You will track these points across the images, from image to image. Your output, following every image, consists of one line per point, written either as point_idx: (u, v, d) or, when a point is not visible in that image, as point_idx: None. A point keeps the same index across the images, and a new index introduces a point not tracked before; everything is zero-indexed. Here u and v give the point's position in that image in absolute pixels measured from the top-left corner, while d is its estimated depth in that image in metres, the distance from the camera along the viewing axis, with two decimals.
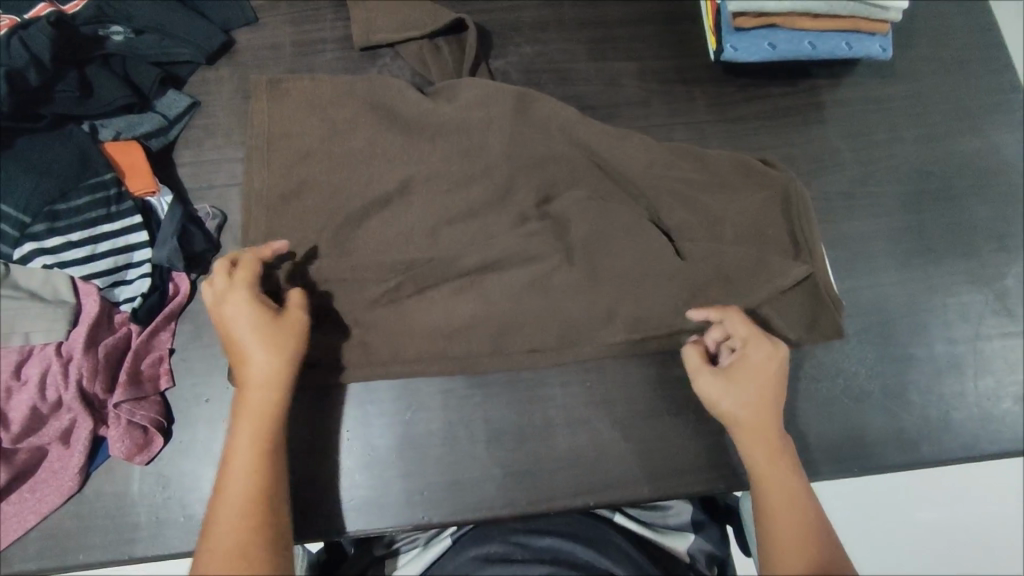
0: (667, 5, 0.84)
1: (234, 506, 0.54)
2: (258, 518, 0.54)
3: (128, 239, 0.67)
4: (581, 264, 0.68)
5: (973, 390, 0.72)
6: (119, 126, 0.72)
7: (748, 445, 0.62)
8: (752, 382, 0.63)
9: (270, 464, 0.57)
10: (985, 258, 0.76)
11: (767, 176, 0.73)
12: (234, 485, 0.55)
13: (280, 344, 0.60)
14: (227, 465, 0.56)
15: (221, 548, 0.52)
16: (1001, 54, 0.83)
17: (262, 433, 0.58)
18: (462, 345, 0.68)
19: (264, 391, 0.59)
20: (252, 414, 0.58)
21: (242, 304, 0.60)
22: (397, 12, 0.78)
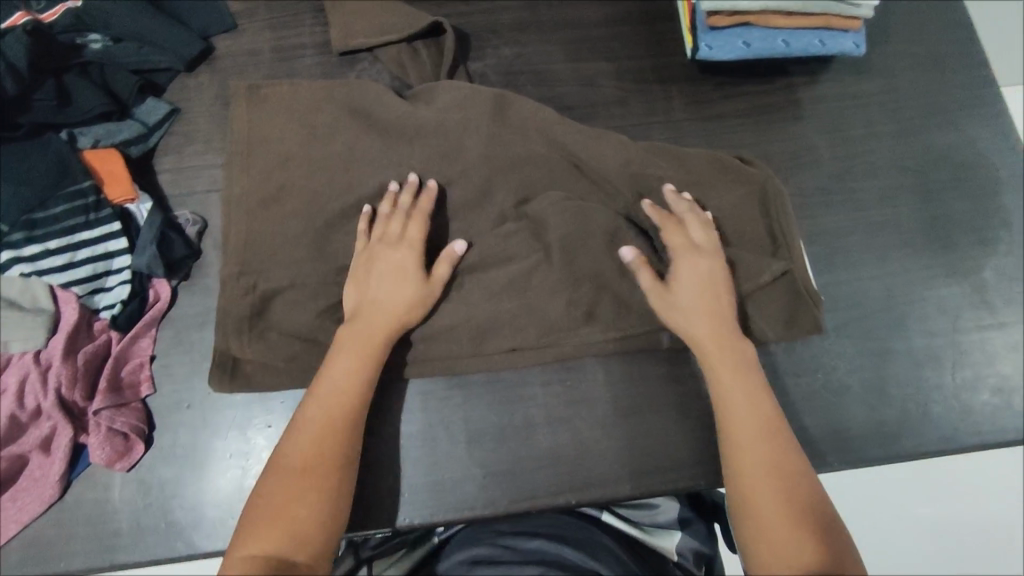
0: (644, 6, 0.85)
1: (318, 422, 0.59)
2: (333, 437, 0.58)
3: (107, 246, 0.67)
4: (560, 262, 0.68)
5: (952, 382, 0.72)
6: (98, 133, 0.72)
7: (715, 372, 0.64)
8: (694, 294, 0.66)
9: (362, 395, 0.61)
10: (963, 251, 0.76)
11: (744, 168, 0.74)
12: (325, 402, 0.59)
13: (409, 299, 0.64)
14: (331, 390, 0.60)
15: (296, 453, 0.57)
16: (976, 50, 0.84)
17: (367, 364, 0.62)
18: (443, 345, 0.68)
19: (383, 332, 0.63)
20: (365, 347, 0.62)
21: (396, 254, 0.65)
22: (375, 17, 0.79)
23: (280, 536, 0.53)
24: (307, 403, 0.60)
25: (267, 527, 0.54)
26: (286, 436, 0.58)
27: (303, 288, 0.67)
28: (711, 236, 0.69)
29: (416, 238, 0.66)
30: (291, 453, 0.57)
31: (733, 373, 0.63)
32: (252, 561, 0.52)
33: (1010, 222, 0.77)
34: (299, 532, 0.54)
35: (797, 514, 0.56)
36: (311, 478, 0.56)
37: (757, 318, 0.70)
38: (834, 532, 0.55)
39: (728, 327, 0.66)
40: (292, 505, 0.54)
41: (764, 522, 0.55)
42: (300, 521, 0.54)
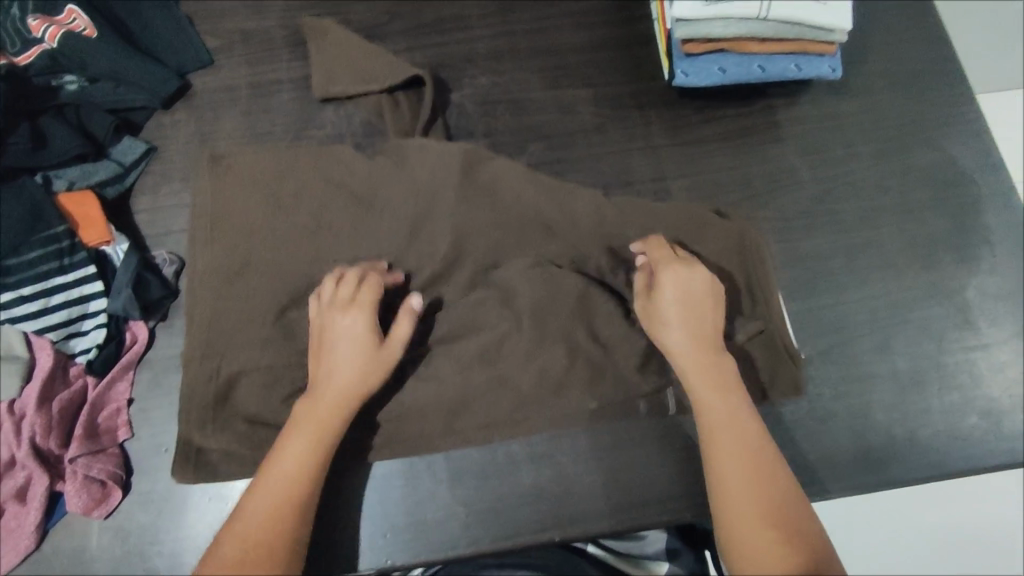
0: (620, 31, 0.85)
1: (271, 487, 0.58)
2: (282, 517, 0.57)
3: (82, 289, 0.67)
4: (529, 327, 0.70)
5: (938, 406, 0.71)
6: (73, 175, 0.72)
7: (702, 401, 0.63)
8: (677, 307, 0.67)
9: (314, 469, 0.60)
10: (946, 271, 0.76)
11: (725, 221, 0.76)
12: (274, 481, 0.59)
13: (363, 367, 0.64)
14: (283, 456, 0.60)
15: (243, 536, 0.56)
16: (953, 66, 0.83)
17: (318, 439, 0.61)
18: (423, 384, 0.69)
19: (337, 404, 0.63)
20: (317, 421, 0.62)
21: (347, 322, 0.66)
22: (357, 65, 0.79)
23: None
24: (256, 482, 0.59)
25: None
26: (233, 518, 0.57)
27: (282, 345, 0.69)
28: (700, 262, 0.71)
29: (366, 306, 0.66)
30: (238, 537, 0.56)
31: (722, 403, 0.63)
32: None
33: (992, 240, 0.77)
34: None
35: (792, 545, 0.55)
36: (257, 562, 0.54)
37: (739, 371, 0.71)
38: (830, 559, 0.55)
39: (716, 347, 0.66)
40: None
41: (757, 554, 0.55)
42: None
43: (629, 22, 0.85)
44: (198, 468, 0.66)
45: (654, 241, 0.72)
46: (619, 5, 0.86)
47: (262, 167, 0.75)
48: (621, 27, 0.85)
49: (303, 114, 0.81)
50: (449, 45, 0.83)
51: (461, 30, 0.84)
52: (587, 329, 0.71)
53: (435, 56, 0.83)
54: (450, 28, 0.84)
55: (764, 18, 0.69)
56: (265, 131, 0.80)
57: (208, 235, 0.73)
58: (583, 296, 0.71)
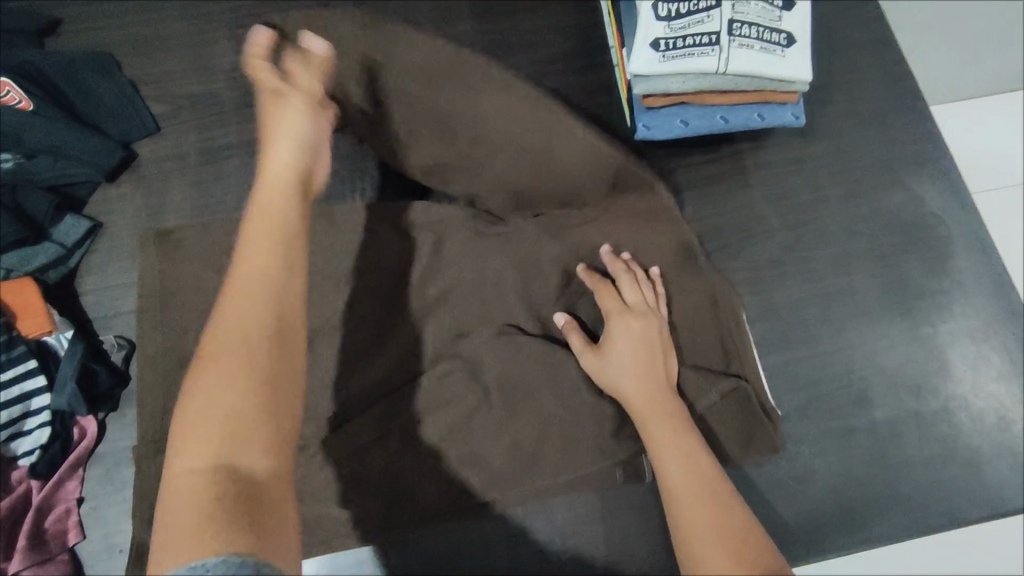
0: (582, 82, 0.84)
1: (246, 267, 0.50)
2: (261, 300, 0.48)
3: (23, 387, 0.64)
4: (498, 404, 0.69)
5: (919, 458, 0.70)
6: (12, 261, 0.68)
7: (662, 449, 0.61)
8: (630, 358, 0.66)
9: (285, 258, 0.51)
10: (920, 315, 0.75)
11: (693, 280, 0.73)
12: (246, 279, 0.49)
13: (307, 139, 0.60)
14: (250, 241, 0.51)
15: (224, 339, 0.46)
16: (919, 103, 0.83)
17: (283, 230, 0.52)
18: (388, 472, 0.67)
19: (285, 194, 0.55)
20: (271, 205, 0.54)
21: (276, 110, 0.61)
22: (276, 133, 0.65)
23: (223, 432, 0.43)
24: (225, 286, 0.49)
25: (205, 427, 0.43)
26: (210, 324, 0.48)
27: None
28: (650, 305, 0.70)
29: (286, 86, 0.63)
30: (225, 321, 0.47)
31: (682, 454, 0.60)
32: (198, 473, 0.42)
33: (964, 282, 0.76)
34: (245, 426, 0.44)
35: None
36: (246, 361, 0.46)
37: (716, 435, 0.69)
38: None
39: (665, 397, 0.64)
40: (232, 394, 0.44)
41: None
42: (239, 414, 0.44)
43: (589, 70, 0.85)
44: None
45: (602, 283, 0.71)
46: (578, 53, 0.85)
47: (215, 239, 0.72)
48: (582, 76, 0.84)
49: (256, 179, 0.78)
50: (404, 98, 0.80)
51: (416, 82, 0.81)
52: (556, 399, 0.69)
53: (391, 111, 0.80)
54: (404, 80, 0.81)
55: (724, 72, 0.67)
56: (217, 199, 0.77)
57: (162, 312, 0.70)
58: (551, 364, 0.69)
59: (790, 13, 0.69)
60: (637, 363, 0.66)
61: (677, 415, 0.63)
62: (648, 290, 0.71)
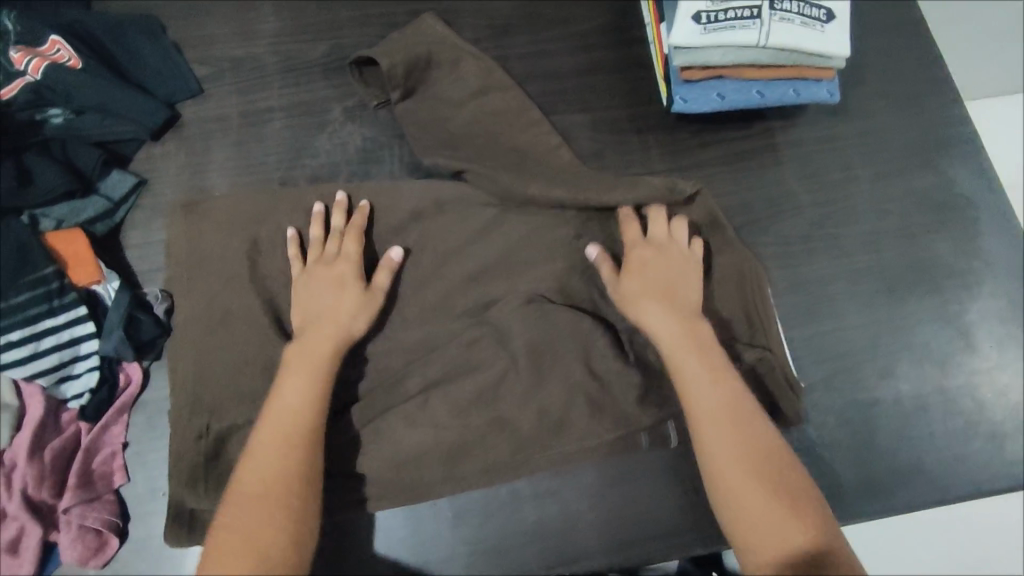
0: (617, 55, 0.85)
1: (283, 411, 0.61)
2: (292, 450, 0.60)
3: (73, 331, 0.66)
4: (527, 366, 0.70)
5: (943, 431, 0.72)
6: (61, 213, 0.70)
7: (691, 377, 0.63)
8: (647, 283, 0.69)
9: (313, 410, 0.62)
10: (948, 295, 0.76)
11: (720, 253, 0.74)
12: (277, 429, 0.60)
13: (357, 322, 0.68)
14: (283, 391, 0.63)
15: (255, 481, 0.58)
16: (950, 86, 0.84)
17: (310, 386, 0.63)
18: (420, 430, 0.69)
19: (322, 355, 0.65)
20: (308, 361, 0.64)
21: (334, 273, 0.69)
22: (318, 280, 0.69)
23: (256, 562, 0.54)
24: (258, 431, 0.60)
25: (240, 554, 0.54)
26: (243, 463, 0.59)
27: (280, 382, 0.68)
28: (675, 242, 0.72)
29: (358, 256, 0.71)
30: (261, 462, 0.59)
31: (707, 402, 0.61)
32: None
33: (990, 263, 0.78)
34: (273, 556, 0.55)
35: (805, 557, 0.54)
36: (275, 501, 0.57)
37: None
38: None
39: (686, 334, 0.65)
40: (263, 531, 0.55)
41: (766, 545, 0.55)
42: (268, 550, 0.55)
43: (624, 45, 0.86)
44: (195, 526, 0.65)
45: (630, 220, 0.74)
46: (613, 28, 0.86)
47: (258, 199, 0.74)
48: (617, 51, 0.86)
49: (298, 143, 0.80)
50: (441, 68, 0.81)
51: (455, 52, 0.82)
52: (584, 365, 0.71)
53: (429, 79, 0.81)
54: (442, 49, 0.81)
55: (764, 46, 0.68)
56: (258, 161, 0.79)
57: (203, 268, 0.71)
58: (581, 330, 0.71)
59: None
60: (657, 285, 0.69)
61: (700, 354, 0.64)
62: (675, 225, 0.73)
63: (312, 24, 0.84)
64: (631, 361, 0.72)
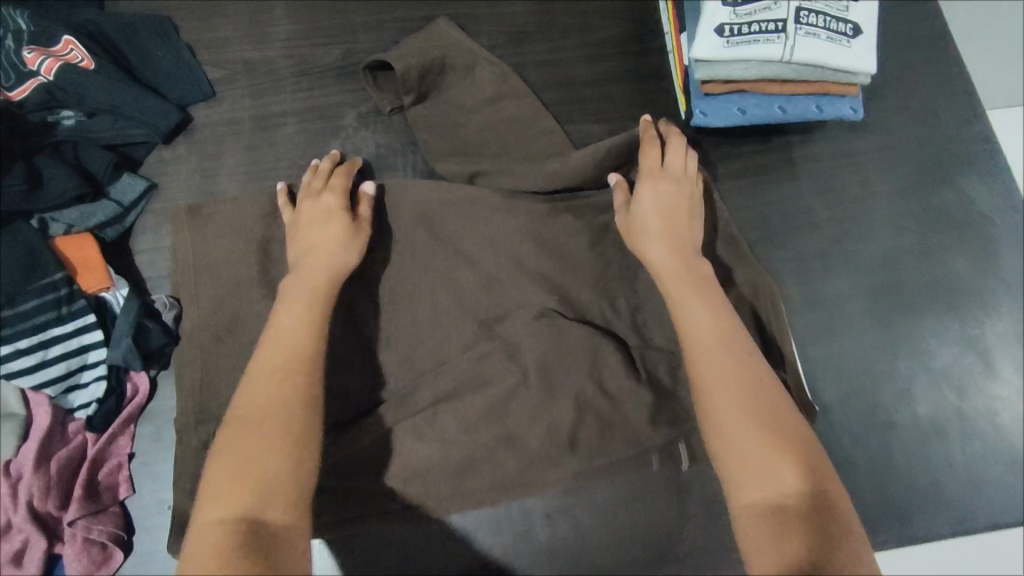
0: (635, 65, 0.84)
1: (281, 338, 0.60)
2: (289, 373, 0.57)
3: (81, 340, 0.65)
4: (538, 385, 0.68)
5: (961, 455, 0.72)
6: (71, 217, 0.69)
7: (693, 314, 0.62)
8: (657, 216, 0.69)
9: (309, 337, 0.60)
10: (969, 316, 0.76)
11: (734, 270, 0.73)
12: (271, 357, 0.58)
13: (345, 252, 0.67)
14: (281, 321, 0.61)
15: (254, 403, 0.55)
16: (973, 102, 0.83)
17: (308, 315, 0.62)
18: (428, 444, 0.67)
19: (318, 283, 0.64)
20: (305, 292, 0.64)
21: (323, 206, 0.70)
22: (308, 215, 0.69)
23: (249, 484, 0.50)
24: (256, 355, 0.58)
25: (233, 477, 0.50)
26: (240, 388, 0.56)
27: None
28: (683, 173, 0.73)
29: (342, 189, 0.71)
30: (256, 388, 0.56)
31: (703, 342, 0.60)
32: (225, 520, 0.48)
33: (1010, 283, 0.77)
34: (275, 480, 0.51)
35: (792, 496, 0.51)
36: (272, 422, 0.54)
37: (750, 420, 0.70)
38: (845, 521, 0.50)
39: (683, 271, 0.66)
40: (259, 450, 0.52)
41: (755, 480, 0.52)
42: (263, 471, 0.51)
43: (642, 54, 0.85)
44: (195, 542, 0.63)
45: (649, 146, 0.73)
46: (631, 37, 0.85)
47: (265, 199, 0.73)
48: (635, 60, 0.84)
49: (311, 149, 0.79)
50: (457, 73, 0.80)
51: (470, 56, 0.80)
52: (596, 381, 0.69)
53: (444, 84, 0.80)
54: (457, 53, 0.80)
55: (788, 61, 0.67)
56: (270, 166, 0.78)
57: (212, 271, 0.70)
58: (595, 348, 0.69)
59: (858, 4, 0.69)
60: (669, 218, 0.69)
61: (696, 296, 0.64)
62: (688, 161, 0.73)
63: (326, 27, 0.83)
64: (642, 378, 0.70)
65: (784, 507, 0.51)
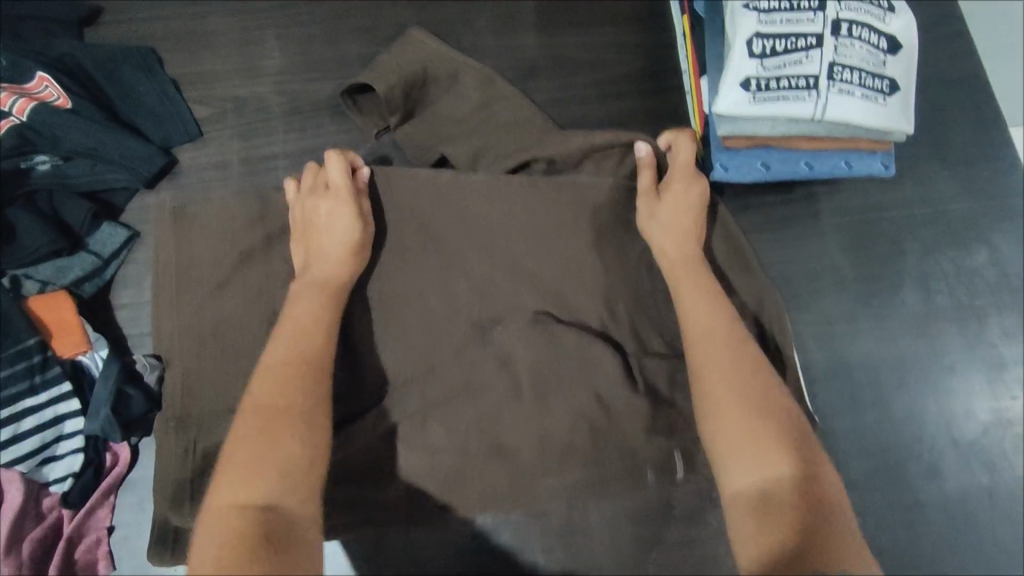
0: (650, 106, 0.79)
1: (295, 328, 0.57)
2: (306, 367, 0.55)
3: (56, 408, 0.61)
4: (530, 397, 0.63)
5: (989, 538, 0.68)
6: (47, 274, 0.66)
7: (705, 306, 0.60)
8: (675, 217, 0.65)
9: (325, 329, 0.58)
10: (1000, 384, 0.71)
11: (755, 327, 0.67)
12: (281, 346, 0.56)
13: (356, 251, 0.63)
14: (295, 310, 0.59)
15: (271, 395, 0.53)
16: (1009, 152, 0.77)
17: (323, 307, 0.59)
18: (415, 452, 0.62)
19: (331, 275, 0.61)
20: (318, 285, 0.61)
21: (328, 204, 0.63)
22: (314, 215, 0.63)
23: (269, 471, 0.49)
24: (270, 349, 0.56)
25: (250, 464, 0.49)
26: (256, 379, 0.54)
27: None
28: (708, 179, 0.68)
29: (346, 184, 0.63)
30: (270, 377, 0.54)
31: (706, 332, 0.58)
32: (244, 506, 0.47)
33: None
34: (287, 469, 0.49)
35: (797, 482, 0.50)
36: (293, 414, 0.52)
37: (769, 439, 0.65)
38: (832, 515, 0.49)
39: (698, 262, 0.64)
40: (277, 439, 0.50)
41: (767, 466, 0.51)
42: (282, 460, 0.50)
43: (658, 94, 0.79)
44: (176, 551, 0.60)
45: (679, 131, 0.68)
46: (647, 74, 0.80)
47: (247, 224, 0.66)
48: (651, 100, 0.79)
49: None
50: (438, 85, 0.75)
51: (448, 64, 0.75)
52: (594, 393, 0.63)
53: (428, 98, 0.75)
54: (437, 63, 0.74)
55: (819, 119, 0.62)
56: None
57: (187, 323, 0.64)
58: (605, 422, 0.63)
59: (895, 58, 0.63)
60: (683, 221, 0.65)
61: (700, 287, 0.62)
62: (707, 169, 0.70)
63: (319, 60, 0.78)
64: (640, 388, 0.64)
65: (767, 502, 0.50)
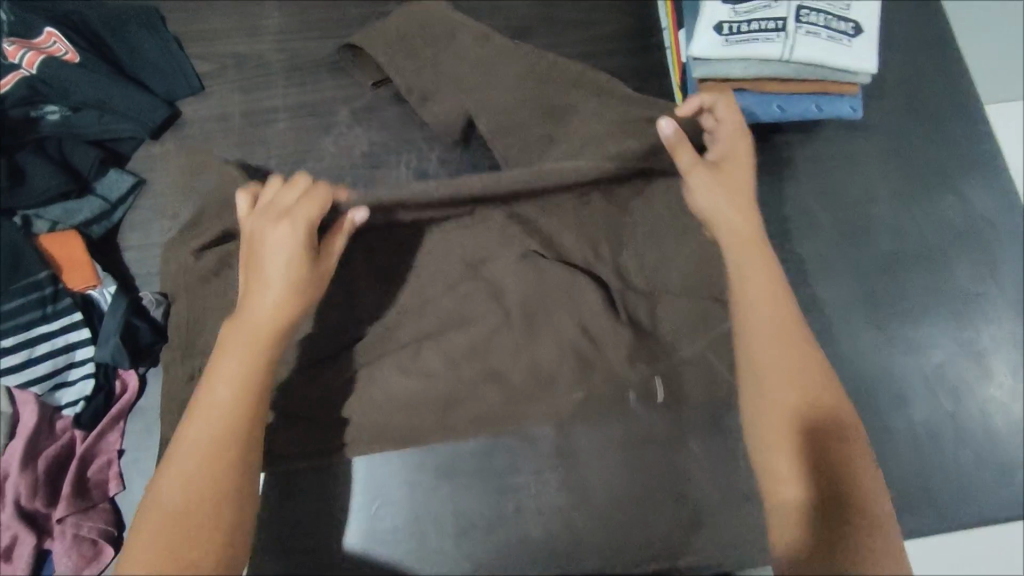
0: (635, 63, 0.83)
1: (217, 396, 0.52)
2: (222, 449, 0.51)
3: (68, 337, 0.65)
4: (519, 324, 0.67)
5: (955, 461, 0.72)
6: (56, 214, 0.69)
7: (751, 284, 0.60)
8: (732, 189, 0.62)
9: (248, 400, 0.52)
10: (966, 318, 0.75)
11: None
12: (206, 422, 0.51)
13: (299, 301, 0.56)
14: (215, 375, 0.53)
15: (179, 493, 0.49)
16: (974, 103, 0.81)
17: (247, 374, 0.53)
18: (412, 378, 0.65)
19: (265, 327, 0.54)
20: (243, 341, 0.54)
21: (280, 234, 0.55)
22: (261, 249, 0.55)
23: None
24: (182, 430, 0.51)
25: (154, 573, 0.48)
26: (166, 466, 0.51)
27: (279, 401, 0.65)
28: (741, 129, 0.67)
29: (306, 220, 0.55)
30: (184, 458, 0.50)
31: (762, 325, 0.58)
32: None
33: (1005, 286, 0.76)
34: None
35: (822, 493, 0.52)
36: (197, 512, 0.49)
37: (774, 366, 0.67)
38: (874, 513, 0.51)
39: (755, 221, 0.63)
40: (181, 548, 0.48)
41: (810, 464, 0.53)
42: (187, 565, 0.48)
43: (643, 51, 0.83)
44: None
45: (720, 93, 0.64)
46: (631, 33, 0.84)
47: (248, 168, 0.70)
48: (635, 58, 0.83)
49: (302, 144, 0.78)
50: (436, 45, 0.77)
51: (446, 23, 0.76)
52: (579, 323, 0.67)
53: None
54: (434, 23, 0.76)
55: (788, 60, 0.66)
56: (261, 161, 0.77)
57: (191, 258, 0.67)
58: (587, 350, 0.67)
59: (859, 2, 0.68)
60: (738, 188, 0.63)
61: (764, 260, 0.61)
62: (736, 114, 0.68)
63: (317, 20, 0.82)
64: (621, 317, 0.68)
65: (816, 502, 0.52)
